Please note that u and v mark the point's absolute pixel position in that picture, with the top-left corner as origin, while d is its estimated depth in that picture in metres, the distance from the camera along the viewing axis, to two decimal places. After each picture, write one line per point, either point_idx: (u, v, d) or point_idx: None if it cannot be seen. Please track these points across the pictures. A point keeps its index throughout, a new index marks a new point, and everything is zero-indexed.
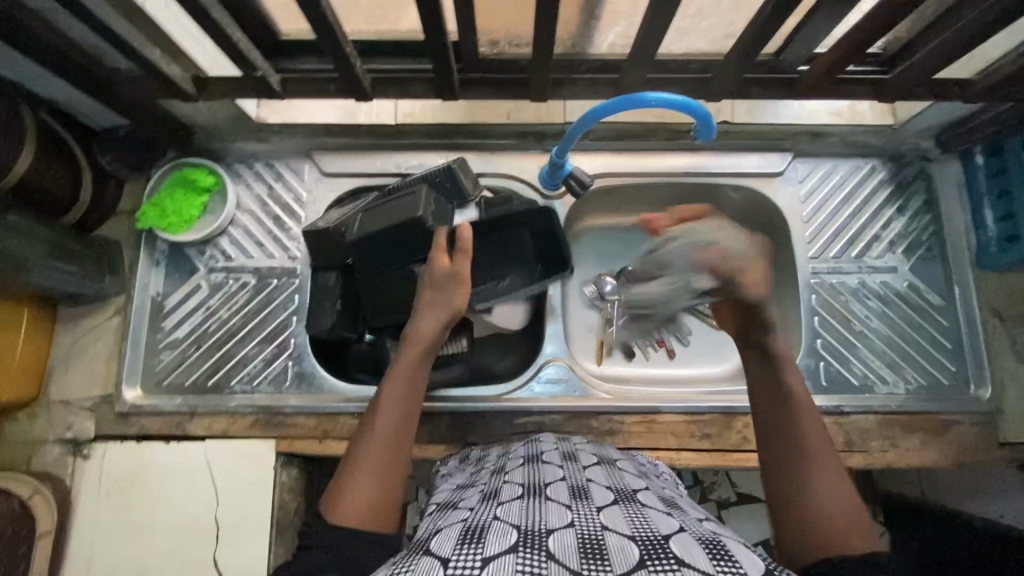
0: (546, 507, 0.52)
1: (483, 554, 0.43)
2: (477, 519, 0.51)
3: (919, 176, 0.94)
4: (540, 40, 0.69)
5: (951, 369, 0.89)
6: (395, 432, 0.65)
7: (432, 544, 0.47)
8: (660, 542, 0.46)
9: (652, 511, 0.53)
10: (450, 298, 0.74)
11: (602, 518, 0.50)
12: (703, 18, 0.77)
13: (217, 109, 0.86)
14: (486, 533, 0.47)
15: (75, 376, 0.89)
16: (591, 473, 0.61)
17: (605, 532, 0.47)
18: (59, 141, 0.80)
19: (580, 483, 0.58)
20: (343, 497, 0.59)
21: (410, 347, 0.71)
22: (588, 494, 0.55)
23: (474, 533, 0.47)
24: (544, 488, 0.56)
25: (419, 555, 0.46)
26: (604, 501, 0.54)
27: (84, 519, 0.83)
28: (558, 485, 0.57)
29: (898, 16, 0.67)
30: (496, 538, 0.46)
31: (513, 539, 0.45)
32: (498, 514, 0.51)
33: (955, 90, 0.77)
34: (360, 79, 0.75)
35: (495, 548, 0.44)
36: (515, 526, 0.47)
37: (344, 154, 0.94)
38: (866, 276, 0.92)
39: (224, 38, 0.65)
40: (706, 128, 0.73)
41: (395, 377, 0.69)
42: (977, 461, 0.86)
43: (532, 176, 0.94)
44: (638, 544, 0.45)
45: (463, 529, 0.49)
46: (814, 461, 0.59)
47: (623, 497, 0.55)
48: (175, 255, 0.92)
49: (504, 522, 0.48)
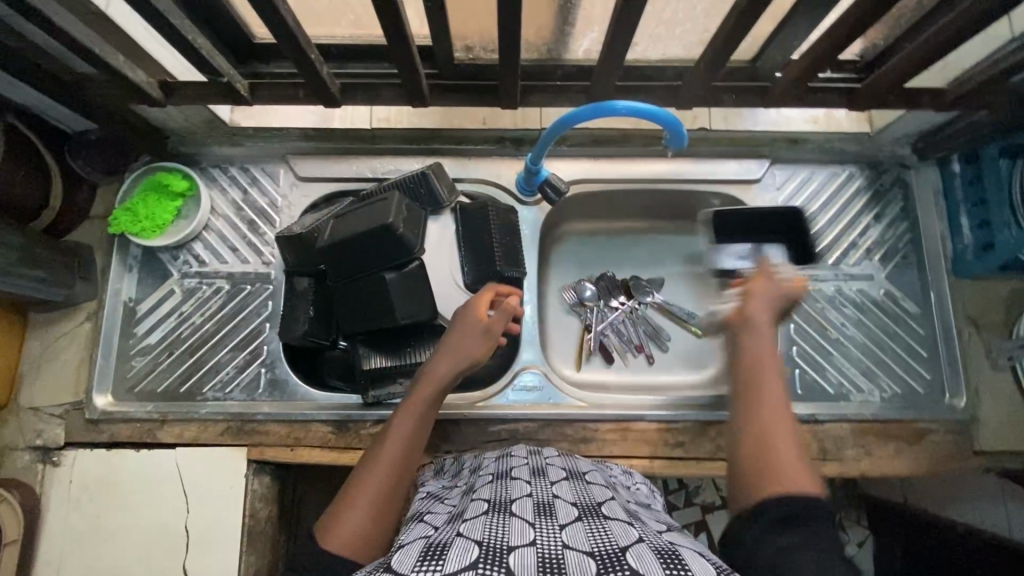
0: (510, 523, 0.51)
1: (443, 571, 0.43)
2: (440, 536, 0.50)
3: (896, 184, 0.94)
4: (509, 47, 0.69)
5: (927, 378, 0.89)
6: (397, 466, 0.65)
7: (393, 560, 0.46)
8: (617, 556, 0.46)
9: (614, 524, 0.52)
10: (472, 346, 0.76)
11: (565, 536, 0.49)
12: (677, 24, 0.76)
13: (189, 113, 0.85)
14: (448, 549, 0.46)
15: (46, 383, 0.88)
16: (558, 488, 0.61)
17: (565, 551, 0.47)
18: (27, 146, 0.79)
19: (546, 500, 0.57)
20: (337, 524, 0.59)
21: (427, 388, 0.73)
22: (553, 511, 0.54)
23: (436, 551, 0.46)
24: (509, 503, 0.55)
25: (379, 573, 0.44)
26: (568, 517, 0.53)
27: (53, 528, 0.82)
28: (523, 501, 0.56)
29: (868, 24, 0.66)
30: (457, 554, 0.45)
31: (474, 555, 0.45)
32: (460, 530, 0.50)
33: (928, 99, 0.77)
34: (328, 85, 0.74)
35: (456, 565, 0.43)
36: (478, 543, 0.47)
37: (320, 159, 0.93)
38: (842, 284, 0.92)
39: (186, 44, 0.65)
40: (677, 135, 0.72)
41: (406, 413, 0.70)
42: (952, 470, 0.85)
43: (509, 182, 0.93)
44: (596, 560, 0.45)
45: (426, 545, 0.48)
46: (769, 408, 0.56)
47: (588, 513, 0.55)
48: (149, 260, 0.92)
49: (467, 538, 0.48)
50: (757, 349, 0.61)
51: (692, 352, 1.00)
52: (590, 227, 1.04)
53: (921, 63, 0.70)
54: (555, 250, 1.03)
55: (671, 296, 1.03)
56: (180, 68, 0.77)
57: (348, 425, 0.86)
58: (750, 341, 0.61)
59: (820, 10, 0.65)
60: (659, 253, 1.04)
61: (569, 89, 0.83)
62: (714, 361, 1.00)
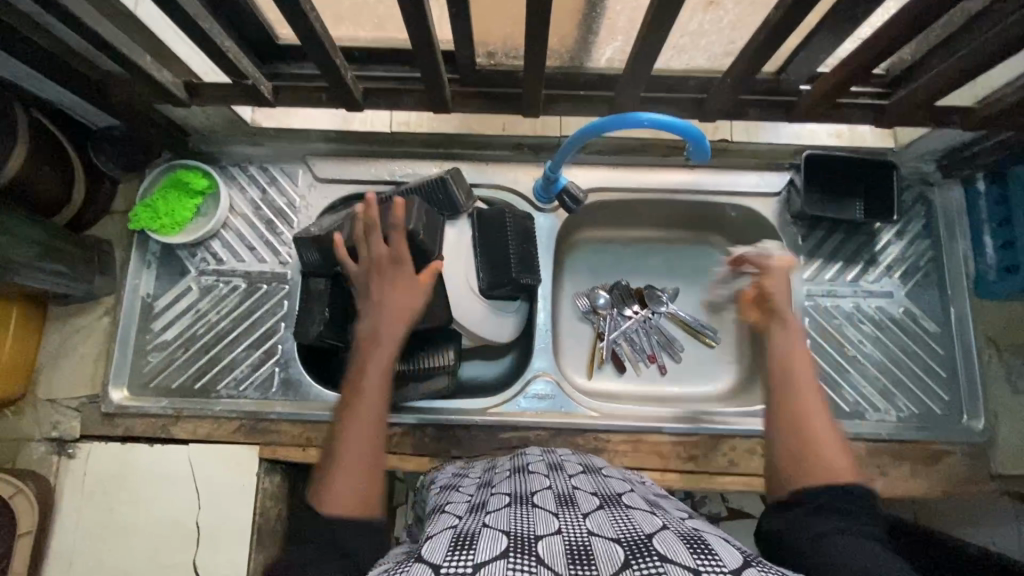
0: (534, 514, 0.51)
1: (475, 560, 0.42)
2: (466, 527, 0.49)
3: (918, 202, 0.92)
4: (535, 55, 0.68)
5: (945, 399, 0.88)
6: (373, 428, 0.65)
7: (423, 551, 0.45)
8: (644, 541, 0.45)
9: (636, 512, 0.52)
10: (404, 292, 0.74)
11: (589, 524, 0.49)
12: (702, 36, 0.76)
13: (212, 113, 0.85)
14: (477, 539, 0.45)
15: (64, 375, 0.89)
16: (576, 481, 0.61)
17: (591, 537, 0.47)
18: (53, 140, 0.80)
19: (566, 490, 0.57)
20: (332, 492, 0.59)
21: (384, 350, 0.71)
22: (574, 500, 0.54)
23: (466, 540, 0.45)
24: (530, 495, 0.55)
25: (411, 563, 0.43)
26: (590, 507, 0.53)
27: (66, 520, 0.82)
28: (544, 492, 0.56)
29: (902, 40, 0.65)
30: (487, 544, 0.44)
31: (503, 546, 0.44)
32: (486, 520, 0.50)
33: (955, 118, 0.76)
34: (351, 90, 0.74)
35: (487, 554, 0.43)
36: (505, 532, 0.46)
37: (339, 161, 0.94)
38: (862, 300, 0.91)
39: (216, 48, 0.66)
40: (700, 150, 0.72)
41: (369, 379, 0.69)
42: (967, 492, 0.84)
43: (526, 189, 0.93)
44: (623, 545, 0.45)
45: (454, 536, 0.47)
46: (810, 403, 0.62)
47: (608, 502, 0.55)
48: (167, 256, 0.92)
49: (494, 529, 0.47)
50: (793, 350, 0.67)
51: (706, 363, 1.00)
52: (608, 235, 1.03)
53: (952, 82, 0.69)
54: (570, 257, 1.03)
55: (685, 306, 1.02)
56: (205, 67, 0.78)
57: None
58: (782, 351, 0.67)
59: (850, 26, 0.64)
60: (674, 264, 1.03)
61: (591, 98, 0.82)
62: (726, 374, 0.99)
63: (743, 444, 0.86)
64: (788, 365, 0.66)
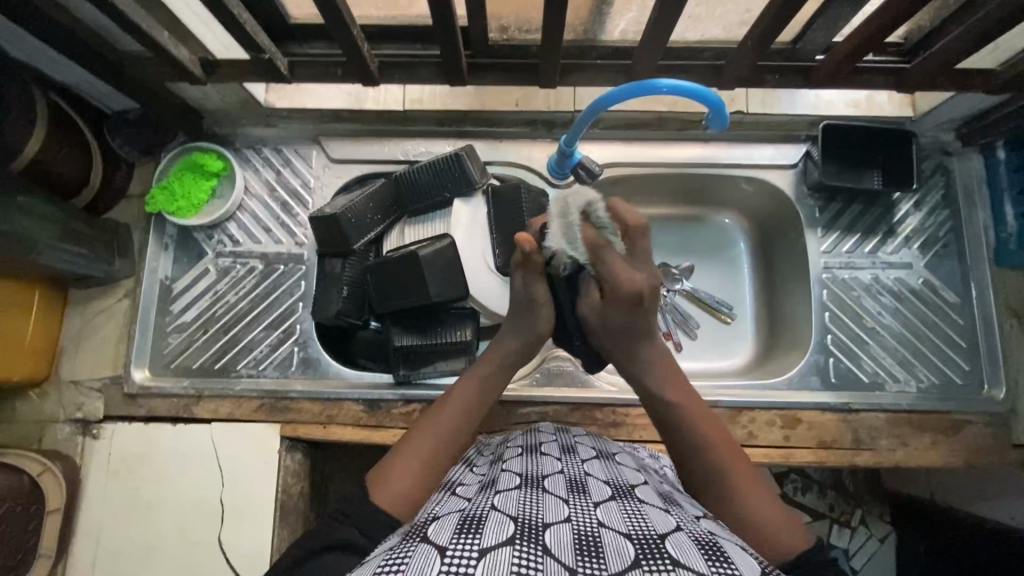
0: (544, 500, 0.50)
1: (481, 545, 0.42)
2: (474, 509, 0.49)
3: (937, 171, 0.92)
4: (551, 23, 0.68)
5: (965, 369, 0.87)
6: (439, 446, 0.63)
7: (429, 532, 0.46)
8: (656, 542, 0.44)
9: (649, 509, 0.51)
10: (534, 323, 0.73)
11: (600, 514, 0.49)
12: (718, 4, 0.75)
13: (225, 94, 0.85)
14: (485, 523, 0.45)
15: (86, 357, 0.90)
16: (588, 466, 0.60)
17: (601, 529, 0.46)
18: (72, 123, 0.80)
19: (577, 477, 0.57)
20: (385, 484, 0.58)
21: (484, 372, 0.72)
22: (586, 489, 0.54)
23: (472, 523, 0.45)
24: (541, 479, 0.55)
25: (416, 543, 0.44)
26: (602, 496, 0.53)
27: (92, 498, 0.84)
28: (555, 478, 0.56)
29: (924, 1, 0.64)
30: (494, 529, 0.44)
31: (510, 531, 0.44)
32: (495, 504, 0.49)
33: (977, 82, 0.75)
34: (367, 63, 0.74)
35: (493, 539, 0.43)
36: (512, 518, 0.46)
37: (353, 140, 0.94)
38: (880, 272, 0.91)
39: (232, 19, 0.65)
40: (719, 116, 0.73)
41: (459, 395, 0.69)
42: (990, 463, 0.84)
43: (541, 165, 0.93)
44: (634, 543, 0.44)
45: (461, 518, 0.47)
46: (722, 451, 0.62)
47: (620, 493, 0.54)
48: (184, 238, 0.93)
49: (502, 512, 0.47)
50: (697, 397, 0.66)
51: (723, 339, 0.99)
52: None
53: (975, 44, 0.68)
54: None
55: (701, 283, 1.02)
56: (220, 46, 0.78)
57: (379, 403, 0.87)
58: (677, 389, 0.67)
59: None
60: (689, 240, 1.03)
61: (607, 69, 0.80)
62: (745, 349, 0.99)
63: (763, 416, 0.85)
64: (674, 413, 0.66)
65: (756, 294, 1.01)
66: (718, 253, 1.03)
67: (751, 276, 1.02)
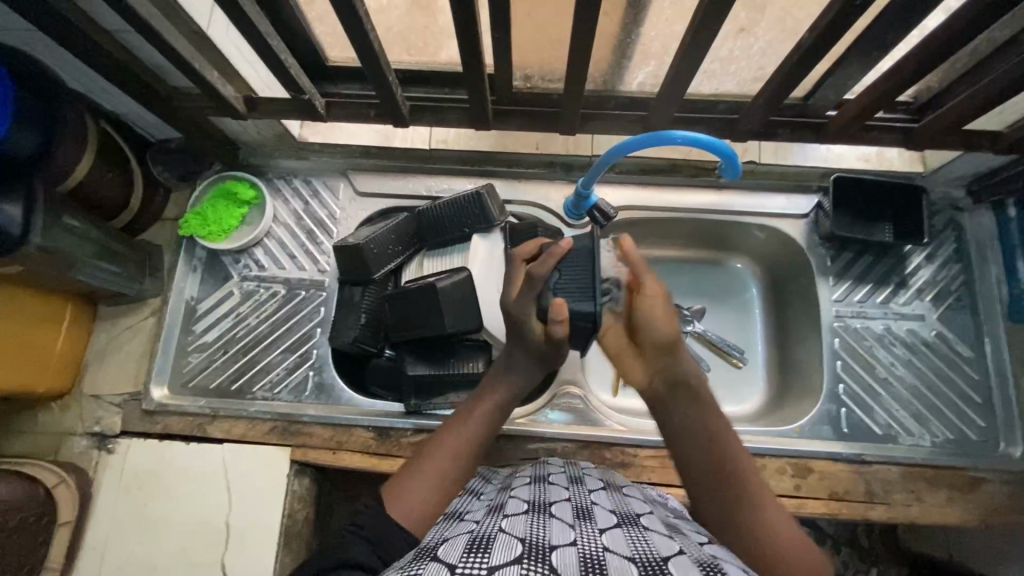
0: (550, 523, 0.50)
1: (490, 563, 0.42)
2: (483, 530, 0.50)
3: (950, 226, 0.93)
4: (574, 75, 0.72)
5: (981, 426, 0.86)
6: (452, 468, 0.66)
7: (439, 551, 0.46)
8: (659, 564, 0.45)
9: (654, 535, 0.51)
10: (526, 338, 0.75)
11: (604, 539, 0.49)
12: (732, 62, 0.79)
13: (262, 128, 0.90)
14: (492, 543, 0.46)
15: (109, 372, 0.93)
16: (595, 496, 0.61)
17: (607, 553, 0.46)
18: (118, 150, 0.86)
19: (584, 505, 0.57)
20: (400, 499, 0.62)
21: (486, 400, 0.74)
22: (592, 516, 0.54)
23: (481, 544, 0.46)
24: (549, 505, 0.55)
25: (426, 561, 0.44)
26: (607, 523, 0.53)
27: (101, 514, 0.85)
28: (562, 504, 0.56)
29: (926, 68, 0.68)
30: (502, 549, 0.45)
31: (518, 551, 0.44)
32: (503, 526, 0.50)
33: (985, 142, 0.78)
34: (399, 105, 0.79)
35: (501, 559, 0.43)
36: (520, 539, 0.46)
37: (379, 175, 0.99)
38: (892, 323, 0.91)
39: (277, 63, 0.71)
40: (731, 166, 0.76)
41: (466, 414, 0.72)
42: (1008, 524, 0.82)
43: (557, 206, 0.96)
44: (637, 565, 0.44)
45: (470, 539, 0.48)
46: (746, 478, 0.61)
47: (626, 521, 0.54)
48: (212, 261, 0.97)
49: (510, 534, 0.47)
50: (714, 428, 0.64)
51: (734, 384, 0.99)
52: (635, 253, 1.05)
53: (980, 110, 0.71)
54: None
55: (714, 327, 1.03)
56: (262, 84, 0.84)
57: (389, 432, 0.88)
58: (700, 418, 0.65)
59: (875, 55, 0.67)
60: (702, 282, 1.04)
61: (624, 119, 0.85)
62: (756, 396, 0.98)
63: (773, 464, 0.84)
64: (710, 411, 0.65)
65: (768, 339, 1.01)
66: (730, 297, 1.04)
67: (763, 320, 1.03)
